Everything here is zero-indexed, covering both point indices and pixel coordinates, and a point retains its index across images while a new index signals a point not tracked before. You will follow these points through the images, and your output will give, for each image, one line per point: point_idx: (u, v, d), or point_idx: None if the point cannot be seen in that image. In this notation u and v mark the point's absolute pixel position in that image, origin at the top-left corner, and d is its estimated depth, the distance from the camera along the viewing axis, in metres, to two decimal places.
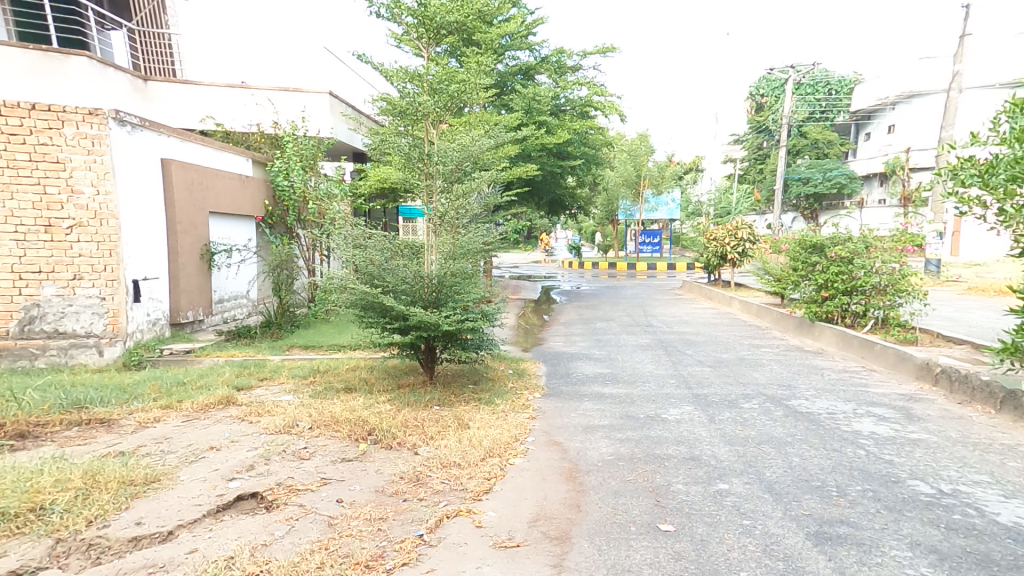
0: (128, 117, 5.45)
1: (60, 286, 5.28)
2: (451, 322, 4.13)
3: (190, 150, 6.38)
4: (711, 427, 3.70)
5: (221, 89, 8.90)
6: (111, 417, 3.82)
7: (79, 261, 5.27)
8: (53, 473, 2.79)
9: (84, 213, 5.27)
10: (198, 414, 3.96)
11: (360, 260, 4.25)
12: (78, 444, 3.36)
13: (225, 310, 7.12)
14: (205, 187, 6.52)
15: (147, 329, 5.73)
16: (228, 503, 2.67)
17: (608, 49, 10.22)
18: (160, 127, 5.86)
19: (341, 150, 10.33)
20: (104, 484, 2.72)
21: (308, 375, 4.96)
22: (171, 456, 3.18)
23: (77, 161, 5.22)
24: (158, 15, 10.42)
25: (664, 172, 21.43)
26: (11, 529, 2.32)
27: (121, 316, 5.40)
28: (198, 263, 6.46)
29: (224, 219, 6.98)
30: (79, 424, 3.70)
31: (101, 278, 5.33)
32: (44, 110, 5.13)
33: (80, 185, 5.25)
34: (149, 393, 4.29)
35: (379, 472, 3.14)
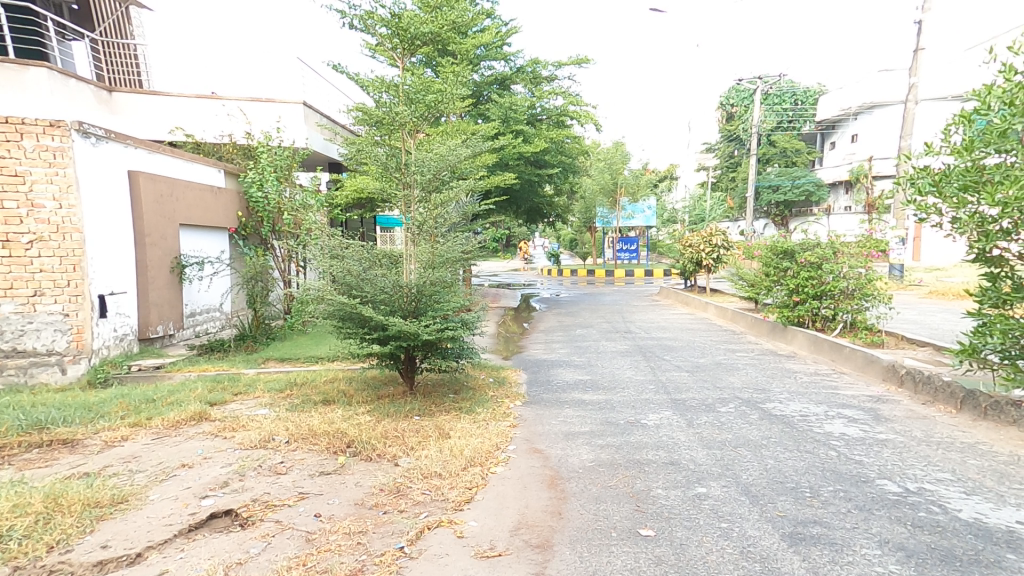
0: (92, 129, 5.32)
1: (20, 303, 5.09)
2: (431, 331, 4.10)
3: (158, 161, 6.25)
4: (689, 432, 3.74)
5: (192, 99, 8.75)
6: (75, 437, 3.69)
7: (40, 276, 5.09)
8: (12, 498, 2.68)
9: (45, 227, 5.09)
10: (169, 431, 3.85)
11: (337, 270, 4.21)
12: (38, 467, 3.23)
13: (198, 323, 6.96)
14: (175, 199, 6.38)
15: (114, 345, 5.57)
16: (201, 521, 2.59)
17: (582, 59, 10.35)
18: (126, 139, 5.73)
19: (317, 160, 10.22)
20: (68, 507, 2.62)
21: (285, 388, 4.87)
22: (140, 475, 3.08)
23: (37, 173, 5.05)
24: (122, 26, 10.25)
25: (640, 180, 21.80)
26: None
27: (85, 333, 5.24)
28: (168, 276, 6.30)
29: (194, 230, 6.84)
30: (41, 446, 3.56)
31: (64, 293, 5.16)
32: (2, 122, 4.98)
33: (41, 199, 5.07)
34: (117, 411, 4.16)
35: (358, 484, 3.09)
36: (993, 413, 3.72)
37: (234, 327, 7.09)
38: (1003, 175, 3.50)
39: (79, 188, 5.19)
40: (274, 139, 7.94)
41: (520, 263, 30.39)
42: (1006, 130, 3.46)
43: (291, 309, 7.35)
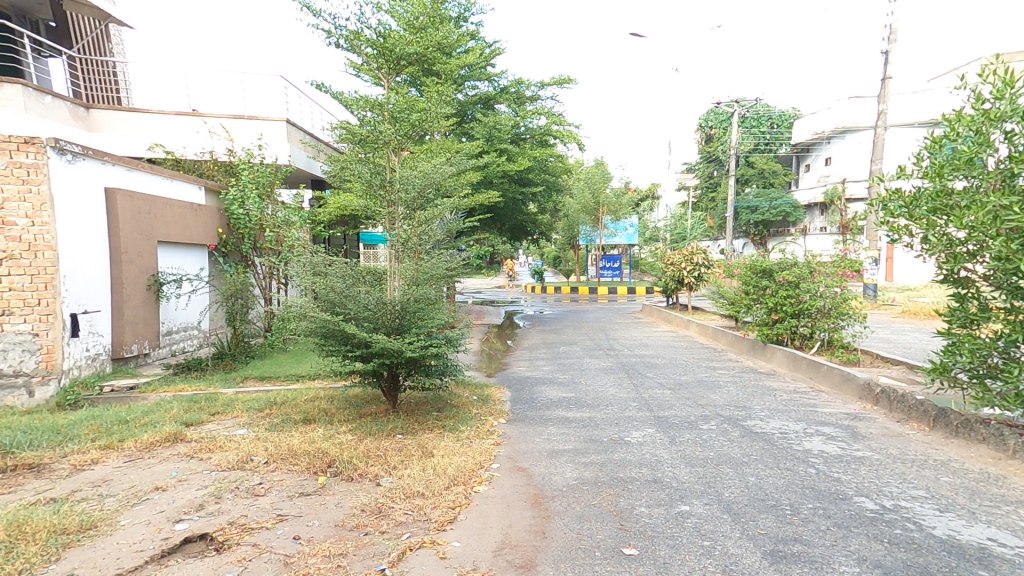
0: (68, 146, 5.23)
1: None
2: (415, 348, 4.09)
3: (137, 179, 6.15)
4: (671, 449, 3.76)
5: (172, 116, 8.67)
6: (42, 461, 3.55)
7: (10, 295, 4.94)
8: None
9: (17, 244, 4.96)
10: (141, 453, 3.72)
11: (320, 287, 4.18)
12: (2, 493, 3.10)
13: (175, 342, 6.79)
14: (153, 216, 6.27)
15: (86, 365, 5.39)
16: (174, 547, 2.51)
17: (565, 80, 10.54)
18: (104, 155, 5.64)
19: (300, 176, 10.16)
20: (32, 535, 2.51)
21: (265, 407, 4.75)
22: (111, 500, 2.97)
23: (9, 191, 4.93)
24: (101, 43, 10.28)
25: (621, 200, 22.10)
26: None
27: (56, 352, 5.08)
28: (144, 294, 6.16)
29: (173, 248, 6.72)
30: (5, 471, 3.41)
31: (34, 312, 5.01)
32: None
33: (12, 217, 4.95)
34: (87, 433, 4.01)
35: (339, 505, 3.03)
36: (964, 431, 3.81)
37: (213, 346, 6.93)
38: (969, 200, 3.63)
39: (52, 205, 5.07)
40: (257, 155, 7.88)
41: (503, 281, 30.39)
42: (971, 157, 3.61)
43: (271, 327, 7.21)
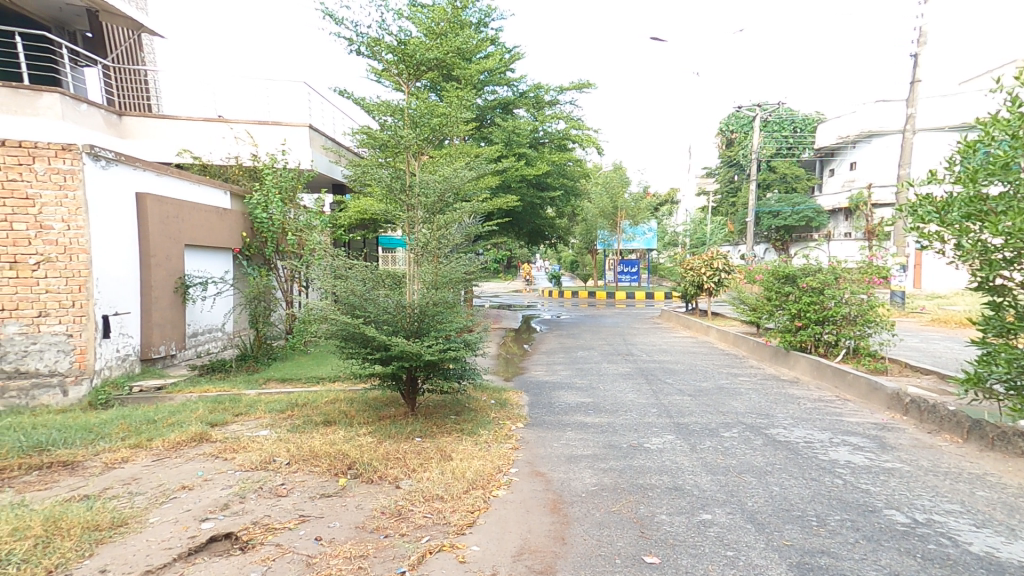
0: (102, 152, 5.37)
1: (24, 324, 5.06)
2: (433, 351, 4.11)
3: (166, 184, 6.30)
4: (692, 456, 3.72)
5: (199, 123, 8.89)
6: (76, 458, 3.65)
7: (46, 297, 5.08)
8: (11, 521, 2.62)
9: (53, 248, 5.10)
10: (169, 453, 3.80)
11: (341, 290, 4.23)
12: (39, 489, 3.19)
13: (199, 343, 6.93)
14: (181, 220, 6.42)
15: (115, 365, 5.53)
16: (200, 545, 2.55)
17: (583, 85, 10.54)
18: (135, 161, 5.78)
19: (321, 181, 10.31)
20: (67, 530, 2.58)
21: (286, 408, 4.83)
22: (140, 498, 3.04)
23: (47, 196, 5.08)
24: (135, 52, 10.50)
25: (640, 204, 21.92)
26: None
27: (88, 353, 5.20)
28: (171, 296, 6.30)
29: (198, 252, 6.87)
30: (41, 468, 3.51)
31: (69, 314, 5.14)
32: (15, 146, 5.02)
33: (49, 221, 5.09)
34: (117, 432, 4.11)
35: (359, 507, 3.06)
36: (1000, 444, 3.71)
37: (236, 347, 7.05)
38: (1006, 206, 3.54)
39: (87, 210, 5.21)
40: (280, 160, 7.98)
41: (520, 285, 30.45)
42: (1008, 161, 3.51)
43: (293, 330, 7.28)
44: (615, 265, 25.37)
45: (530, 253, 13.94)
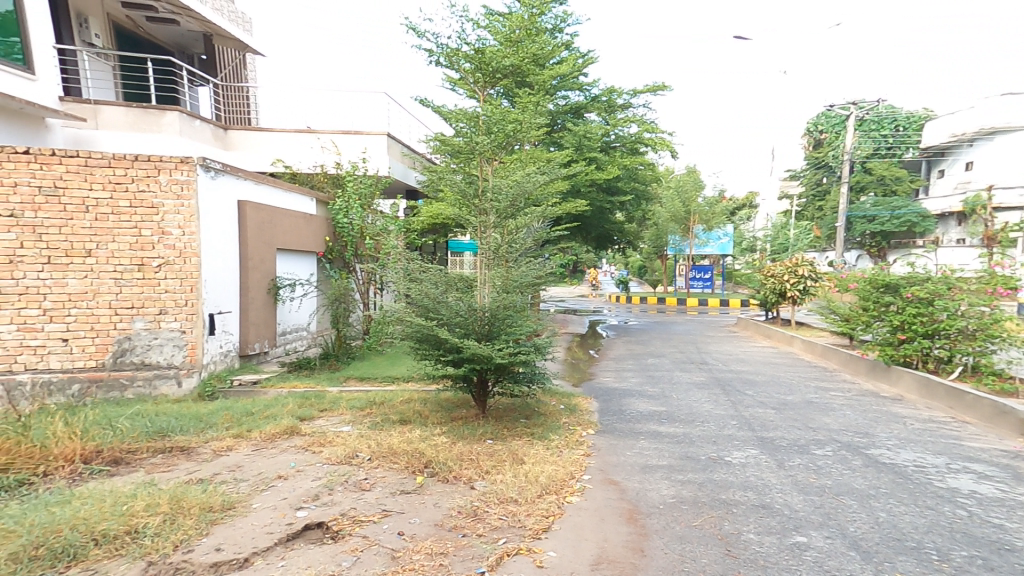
0: (212, 163, 5.85)
1: (148, 320, 5.57)
2: (504, 354, 4.17)
3: (263, 191, 6.77)
4: (779, 473, 3.53)
5: (290, 134, 9.45)
6: (190, 444, 3.99)
7: (166, 296, 5.59)
8: (144, 498, 2.90)
9: (171, 252, 5.62)
10: (266, 443, 4.07)
11: (416, 293, 4.38)
12: (162, 470, 3.52)
13: (287, 342, 7.35)
14: (274, 224, 6.87)
15: (219, 360, 6.01)
16: (297, 532, 2.72)
17: (658, 87, 10.33)
18: (238, 171, 6.25)
19: (395, 187, 10.69)
20: (188, 509, 2.82)
21: (366, 406, 5.03)
22: (244, 484, 3.27)
23: (168, 205, 5.60)
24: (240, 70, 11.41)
25: (715, 208, 21.20)
26: (111, 550, 2.46)
27: (197, 349, 5.69)
28: (266, 296, 6.78)
29: (289, 255, 7.33)
30: (164, 451, 3.88)
31: (182, 312, 5.64)
32: (145, 160, 5.54)
33: (170, 228, 5.61)
34: (222, 422, 4.45)
35: (437, 505, 3.14)
36: None
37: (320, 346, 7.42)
38: None
39: (198, 217, 5.70)
40: (360, 168, 8.37)
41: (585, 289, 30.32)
42: None
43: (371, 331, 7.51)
44: (686, 270, 24.62)
45: (597, 257, 13.82)
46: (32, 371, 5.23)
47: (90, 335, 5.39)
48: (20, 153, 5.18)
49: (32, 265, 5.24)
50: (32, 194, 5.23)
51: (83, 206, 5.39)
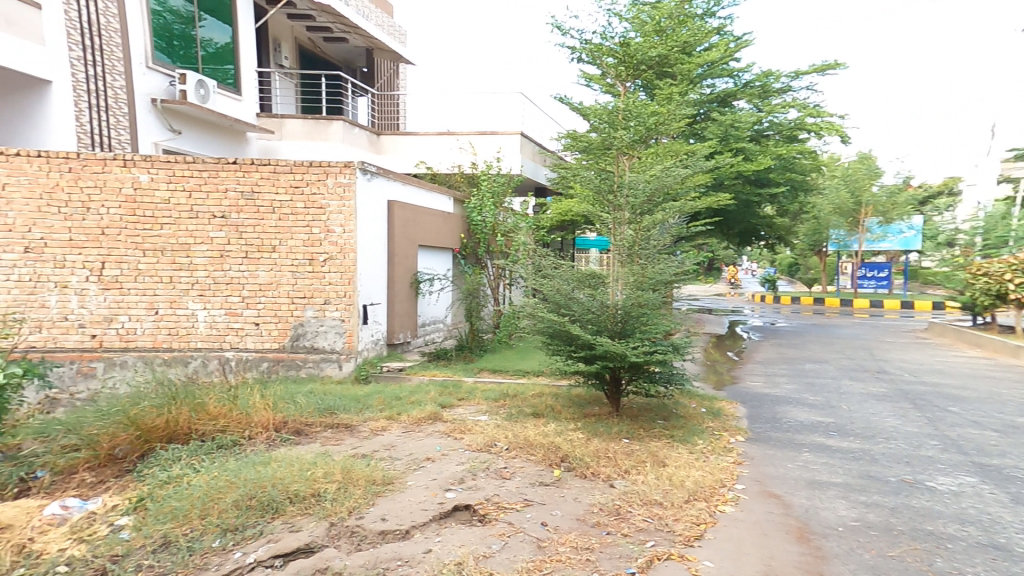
0: (368, 166, 6.45)
1: (317, 309, 6.28)
2: (639, 353, 4.00)
3: (409, 192, 7.32)
4: (1017, 510, 2.91)
5: (429, 138, 10.20)
6: (352, 423, 4.52)
7: (329, 288, 6.27)
8: (322, 466, 3.40)
9: (334, 248, 6.29)
10: (413, 427, 4.35)
11: (547, 289, 4.37)
12: (334, 444, 3.94)
13: (426, 333, 7.87)
14: (417, 223, 7.41)
15: (371, 348, 6.60)
16: (447, 512, 2.84)
17: (826, 67, 9.43)
18: (389, 173, 6.83)
19: (526, 185, 11.08)
20: (356, 480, 3.21)
21: (501, 398, 5.15)
22: (399, 462, 3.52)
23: (333, 206, 6.27)
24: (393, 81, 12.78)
25: (895, 198, 18.60)
26: (303, 507, 3.00)
27: (354, 336, 6.30)
28: (409, 290, 7.32)
29: (428, 251, 7.85)
30: (333, 426, 4.52)
31: (342, 303, 6.29)
32: (316, 165, 6.25)
33: (334, 226, 6.28)
34: (377, 404, 4.91)
35: (577, 500, 3.07)
36: None
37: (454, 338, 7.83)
38: None
39: (355, 218, 6.31)
40: (494, 167, 8.82)
41: (724, 288, 28.67)
42: None
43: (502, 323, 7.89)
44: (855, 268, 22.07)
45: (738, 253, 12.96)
46: (235, 349, 6.22)
47: (274, 319, 6.26)
48: (227, 163, 6.15)
49: (236, 259, 6.25)
50: (237, 198, 6.22)
51: (271, 209, 6.27)
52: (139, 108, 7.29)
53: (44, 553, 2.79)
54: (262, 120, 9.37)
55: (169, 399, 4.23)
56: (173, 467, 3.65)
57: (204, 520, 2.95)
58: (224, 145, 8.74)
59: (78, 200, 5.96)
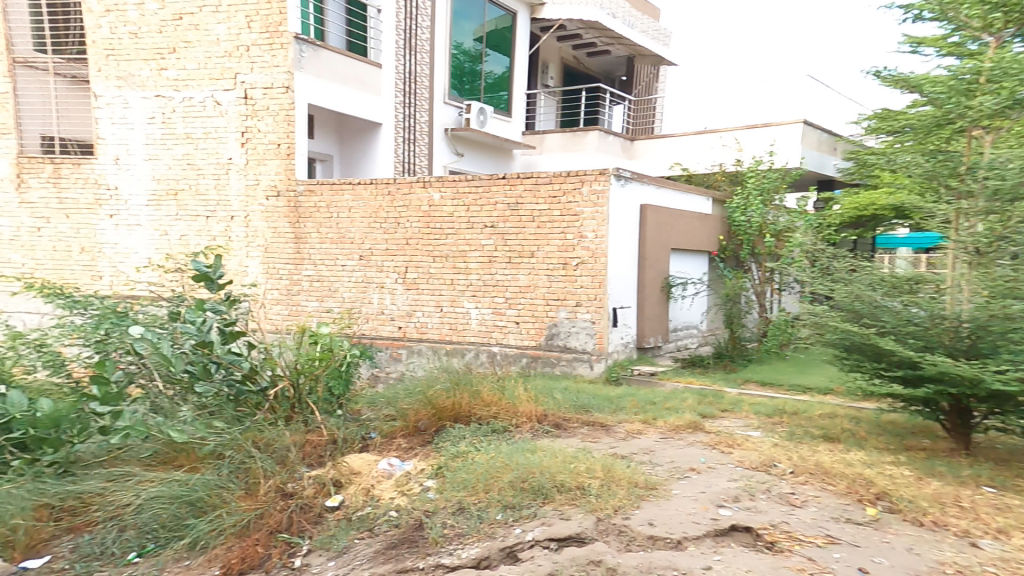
0: (622, 173, 7.32)
1: (569, 311, 7.42)
2: (1000, 376, 3.99)
3: (661, 195, 8.09)
4: None
5: (692, 138, 12.44)
6: (607, 422, 5.66)
7: (580, 291, 7.34)
8: (583, 462, 4.27)
9: (586, 252, 7.34)
10: (677, 433, 5.13)
11: (851, 298, 4.91)
12: (595, 441, 4.90)
13: (679, 339, 8.57)
14: (671, 226, 8.12)
15: (621, 349, 7.51)
16: (725, 531, 3.31)
17: None
18: (642, 178, 7.65)
19: (812, 178, 12.61)
20: (620, 481, 3.93)
21: (774, 415, 5.64)
22: (659, 468, 4.20)
23: (586, 212, 7.32)
24: (650, 84, 16.02)
25: None
26: (571, 498, 3.84)
27: (604, 338, 7.25)
28: (660, 292, 8.04)
29: (680, 255, 8.49)
30: (592, 424, 5.69)
31: (593, 304, 7.31)
32: (572, 175, 7.40)
33: (586, 232, 7.32)
34: (631, 406, 6.04)
35: (917, 553, 3.08)
36: None
37: (712, 345, 8.54)
38: None
39: (606, 222, 7.22)
40: (764, 162, 9.41)
41: None
42: None
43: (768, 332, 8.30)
44: None
45: None
46: (499, 344, 7.81)
47: (532, 320, 7.64)
48: (497, 178, 7.74)
49: (501, 263, 7.85)
50: (503, 210, 7.82)
51: (531, 217, 7.65)
52: (433, 135, 11.21)
53: (382, 497, 4.67)
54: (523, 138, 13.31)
55: (453, 386, 6.24)
56: (461, 444, 5.35)
57: (486, 494, 4.08)
58: (497, 162, 13.01)
59: (392, 218, 8.73)
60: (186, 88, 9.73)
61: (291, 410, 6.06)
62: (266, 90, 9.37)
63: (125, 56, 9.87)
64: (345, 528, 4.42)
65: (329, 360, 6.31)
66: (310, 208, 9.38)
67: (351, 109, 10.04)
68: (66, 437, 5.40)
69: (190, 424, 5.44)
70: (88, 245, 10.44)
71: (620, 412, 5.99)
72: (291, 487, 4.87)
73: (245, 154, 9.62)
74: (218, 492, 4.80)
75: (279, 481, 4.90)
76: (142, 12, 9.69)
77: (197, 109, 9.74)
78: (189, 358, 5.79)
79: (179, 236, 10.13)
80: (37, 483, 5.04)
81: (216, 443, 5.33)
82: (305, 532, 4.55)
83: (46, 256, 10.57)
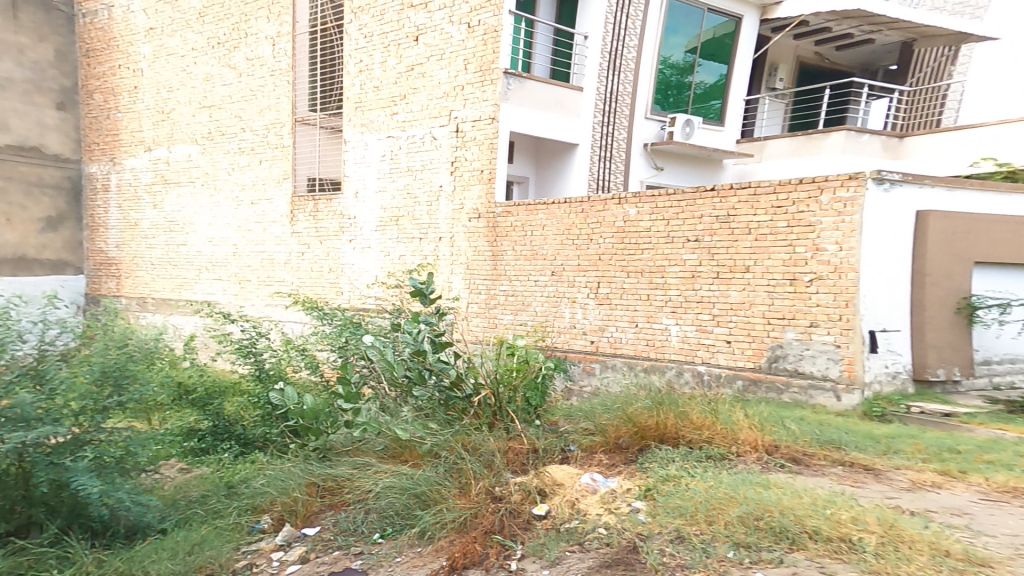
0: (885, 175, 6.61)
1: (800, 331, 7.00)
2: None
3: (948, 199, 7.23)
4: None
5: (995, 127, 11.17)
6: (873, 466, 5.28)
7: (816, 310, 6.85)
8: (855, 512, 4.01)
9: (826, 266, 6.78)
10: (993, 493, 4.68)
11: None
12: (857, 486, 4.86)
13: (990, 370, 7.73)
14: (965, 235, 7.25)
15: (885, 380, 6.82)
16: None
17: None
18: (920, 181, 6.95)
19: None
20: (909, 540, 3.65)
21: None
22: (992, 541, 3.80)
23: (827, 222, 6.78)
24: (935, 71, 13.78)
25: None
26: (836, 552, 3.67)
27: (855, 365, 6.60)
28: (948, 313, 7.14)
29: (982, 269, 7.59)
30: (853, 465, 5.33)
31: (836, 326, 6.71)
32: (809, 183, 6.88)
33: (826, 243, 6.79)
34: (910, 450, 5.46)
35: None
36: None
37: None
38: None
39: (858, 232, 6.58)
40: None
41: None
42: None
43: None
44: None
45: None
46: (706, 363, 7.73)
47: (748, 341, 7.39)
48: (706, 191, 7.67)
49: (707, 280, 7.75)
50: (711, 223, 7.71)
51: (746, 230, 7.41)
52: (632, 151, 11.82)
53: (588, 512, 4.89)
54: (739, 149, 13.55)
55: (655, 405, 6.36)
56: (670, 467, 5.38)
57: (709, 526, 4.17)
58: (708, 174, 13.43)
59: (586, 233, 9.01)
60: (411, 128, 11.43)
61: (493, 417, 7.08)
62: (473, 123, 10.50)
63: (369, 106, 12.10)
64: (554, 539, 4.65)
65: (523, 372, 7.36)
66: (507, 227, 10.14)
67: (552, 132, 10.95)
68: (324, 427, 7.63)
69: (411, 423, 6.82)
70: (334, 265, 12.91)
71: (895, 455, 5.47)
72: (499, 491, 5.45)
73: (452, 181, 10.88)
74: (437, 487, 5.63)
75: (487, 483, 5.54)
76: (384, 68, 11.72)
77: (418, 145, 11.38)
78: (408, 365, 7.33)
79: (399, 256, 11.84)
80: (309, 464, 6.86)
81: (432, 444, 6.46)
82: (517, 536, 4.90)
83: (307, 275, 13.38)
